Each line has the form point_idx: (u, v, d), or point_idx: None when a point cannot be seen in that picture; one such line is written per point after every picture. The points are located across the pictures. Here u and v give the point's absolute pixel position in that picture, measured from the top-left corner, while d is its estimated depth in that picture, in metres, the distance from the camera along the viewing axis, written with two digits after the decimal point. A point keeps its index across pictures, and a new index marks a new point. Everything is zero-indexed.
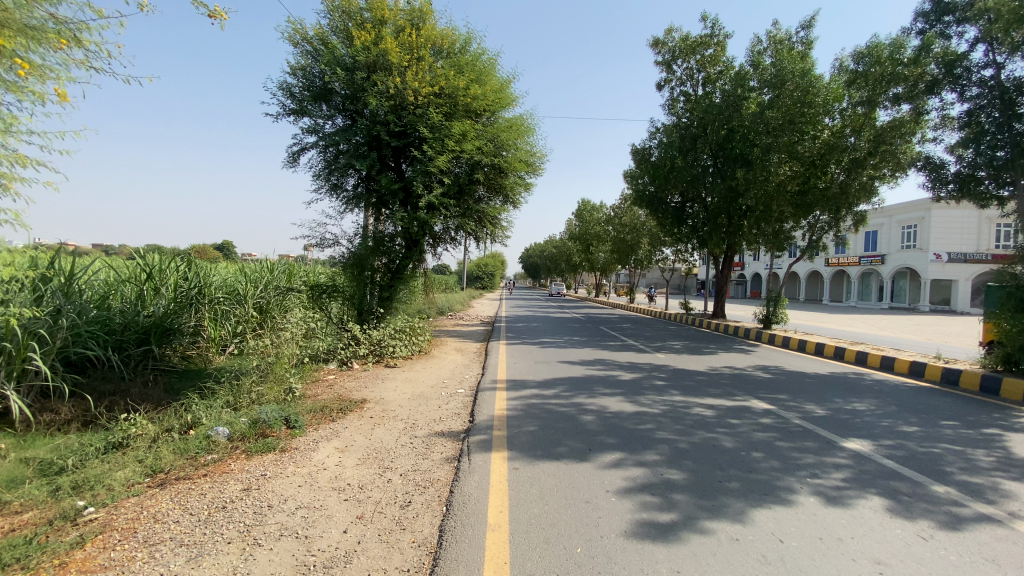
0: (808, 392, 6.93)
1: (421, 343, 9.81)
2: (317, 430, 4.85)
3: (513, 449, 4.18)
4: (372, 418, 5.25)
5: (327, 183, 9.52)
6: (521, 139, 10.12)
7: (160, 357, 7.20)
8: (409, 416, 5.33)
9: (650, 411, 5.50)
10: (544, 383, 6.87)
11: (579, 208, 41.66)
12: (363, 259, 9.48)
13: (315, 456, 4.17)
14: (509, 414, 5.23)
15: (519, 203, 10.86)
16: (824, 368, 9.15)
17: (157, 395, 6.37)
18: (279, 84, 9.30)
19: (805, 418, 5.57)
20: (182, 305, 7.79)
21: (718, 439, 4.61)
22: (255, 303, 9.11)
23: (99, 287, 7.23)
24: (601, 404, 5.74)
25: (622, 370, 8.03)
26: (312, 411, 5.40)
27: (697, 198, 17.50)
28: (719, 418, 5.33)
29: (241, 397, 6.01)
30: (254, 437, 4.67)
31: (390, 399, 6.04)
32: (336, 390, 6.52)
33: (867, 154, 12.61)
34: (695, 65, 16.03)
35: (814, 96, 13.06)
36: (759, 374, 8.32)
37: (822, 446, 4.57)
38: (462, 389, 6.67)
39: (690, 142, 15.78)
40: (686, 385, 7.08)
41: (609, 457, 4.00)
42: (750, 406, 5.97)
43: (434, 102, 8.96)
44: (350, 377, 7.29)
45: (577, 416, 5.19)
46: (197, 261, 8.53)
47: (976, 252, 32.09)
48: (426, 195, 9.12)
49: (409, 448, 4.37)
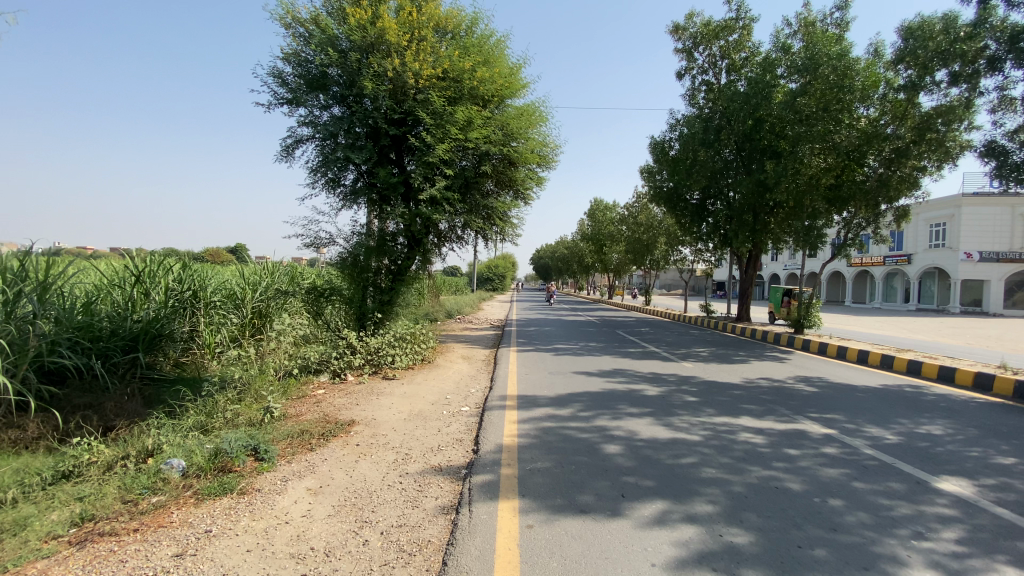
0: (867, 410, 5.98)
1: (424, 352, 8.91)
2: (291, 463, 4.05)
3: (527, 497, 3.34)
4: (358, 447, 4.43)
5: (324, 177, 8.76)
6: (533, 128, 9.28)
7: (150, 366, 6.43)
8: (401, 444, 4.50)
9: (690, 439, 4.62)
10: (560, 400, 6.03)
11: (592, 207, 40.65)
12: (361, 260, 8.73)
13: (279, 501, 3.36)
14: (520, 443, 4.40)
15: (530, 199, 10.06)
16: (874, 380, 8.15)
17: (134, 408, 5.63)
18: (271, 70, 8.57)
19: (875, 446, 4.66)
20: (172, 310, 7.03)
21: (781, 481, 3.72)
22: (253, 308, 8.30)
23: (84, 290, 6.48)
24: (629, 428, 4.89)
25: (647, 383, 7.13)
26: (288, 437, 4.61)
27: (719, 195, 16.49)
28: (774, 450, 4.44)
29: (215, 416, 5.25)
30: (213, 474, 3.87)
31: (382, 419, 5.23)
32: (324, 407, 5.71)
33: (912, 142, 11.54)
34: (718, 52, 15.08)
35: (852, 80, 11.87)
36: (803, 387, 7.36)
37: (912, 490, 3.67)
38: (467, 407, 5.84)
39: (713, 134, 14.79)
40: (724, 401, 6.17)
41: (649, 510, 3.16)
42: (805, 430, 5.06)
43: (437, 85, 8.18)
44: (342, 391, 6.48)
45: (602, 446, 4.35)
46: (191, 262, 7.75)
47: (1010, 251, 30.37)
48: (427, 189, 8.31)
49: (397, 490, 3.54)
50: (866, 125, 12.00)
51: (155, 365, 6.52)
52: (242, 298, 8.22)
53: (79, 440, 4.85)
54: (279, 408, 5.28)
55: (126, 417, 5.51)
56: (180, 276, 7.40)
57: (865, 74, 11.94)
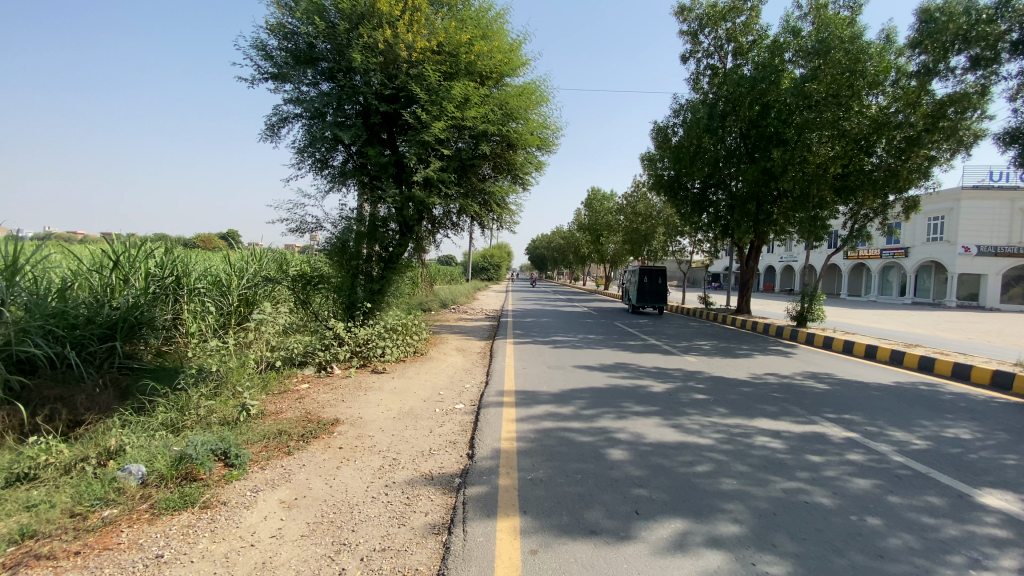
0: (885, 410, 5.64)
1: (415, 344, 8.43)
2: (265, 470, 3.65)
3: (529, 515, 2.94)
4: (341, 450, 4.03)
5: (311, 158, 8.26)
6: (533, 109, 8.81)
7: (129, 356, 5.93)
8: (388, 448, 4.09)
9: (702, 443, 4.24)
10: (561, 397, 5.63)
11: (590, 197, 40.15)
12: (350, 245, 8.20)
13: (246, 518, 2.96)
14: (519, 446, 4.01)
15: (529, 184, 9.60)
16: (886, 376, 7.80)
17: (107, 401, 5.19)
18: (254, 42, 8.00)
19: (903, 453, 4.31)
20: (153, 297, 6.50)
21: (810, 495, 3.35)
22: (238, 295, 7.78)
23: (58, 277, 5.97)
24: (635, 430, 4.50)
25: (652, 379, 6.75)
26: (263, 438, 4.21)
27: (721, 183, 16.07)
28: (795, 456, 4.07)
29: (186, 414, 4.83)
30: (176, 482, 3.46)
31: (369, 418, 4.81)
32: (306, 404, 5.27)
33: (924, 130, 11.15)
34: (724, 35, 14.58)
35: (864, 64, 11.41)
36: (814, 383, 7.01)
37: (954, 506, 3.32)
38: (461, 404, 5.43)
39: (718, 120, 14.36)
40: (734, 400, 5.80)
41: (669, 531, 2.78)
42: (825, 433, 4.71)
43: (431, 58, 7.67)
44: (327, 386, 6.05)
45: (609, 450, 3.97)
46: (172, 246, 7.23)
47: (1007, 245, 30.21)
48: (421, 170, 7.82)
49: (382, 504, 3.14)
50: (877, 113, 11.59)
51: (135, 355, 6.02)
52: (227, 285, 7.74)
53: (38, 438, 4.41)
54: (256, 405, 4.86)
55: (99, 411, 5.07)
56: (161, 261, 6.89)
57: (878, 58, 11.50)
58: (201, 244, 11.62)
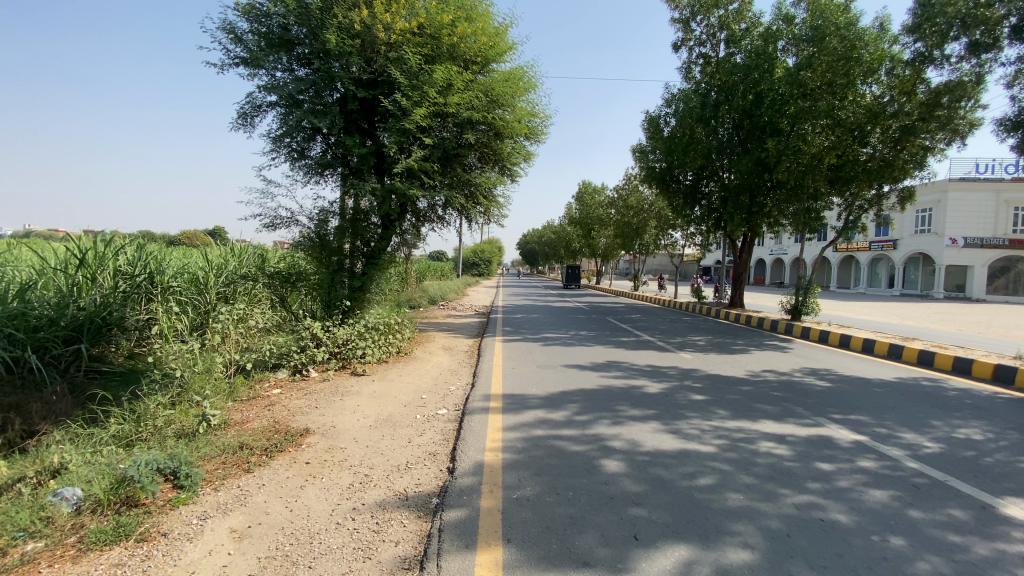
0: (891, 409, 5.35)
1: (399, 343, 7.94)
2: (218, 491, 3.26)
3: (513, 544, 2.58)
4: (307, 466, 3.64)
5: (287, 148, 7.81)
6: (520, 96, 8.41)
7: (97, 360, 5.53)
8: (361, 463, 3.70)
9: (703, 451, 3.91)
10: (551, 400, 5.28)
11: (580, 190, 39.81)
12: (329, 240, 7.73)
13: (187, 554, 2.58)
14: (505, 459, 3.66)
15: (516, 175, 9.23)
16: (887, 372, 7.54)
17: (63, 409, 4.73)
18: (223, 24, 7.51)
19: (917, 459, 4.00)
20: (123, 297, 5.99)
21: (824, 512, 3.03)
22: (216, 294, 7.26)
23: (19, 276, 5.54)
24: (631, 437, 4.16)
25: (647, 378, 6.43)
26: (220, 454, 3.81)
27: (713, 175, 15.79)
28: (803, 464, 3.76)
29: (142, 425, 4.42)
30: (115, 509, 3.08)
31: (343, 427, 4.43)
32: (276, 412, 4.86)
33: (919, 119, 10.91)
34: (717, 23, 14.25)
35: (861, 51, 11.11)
36: (814, 379, 6.73)
37: (980, 520, 3.03)
38: (444, 410, 5.06)
39: (711, 110, 14.03)
40: (734, 400, 5.48)
41: (671, 562, 2.44)
42: (833, 436, 4.41)
43: (411, 41, 7.23)
44: (301, 391, 5.63)
45: (603, 461, 3.63)
46: (144, 241, 6.74)
47: (993, 236, 30.38)
48: (403, 159, 7.38)
49: (347, 531, 2.77)
50: (871, 102, 11.33)
51: (102, 358, 5.58)
52: (205, 283, 7.25)
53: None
54: (217, 415, 4.45)
55: (54, 420, 4.64)
56: (130, 256, 6.43)
57: (873, 46, 11.22)
58: (183, 240, 11.16)
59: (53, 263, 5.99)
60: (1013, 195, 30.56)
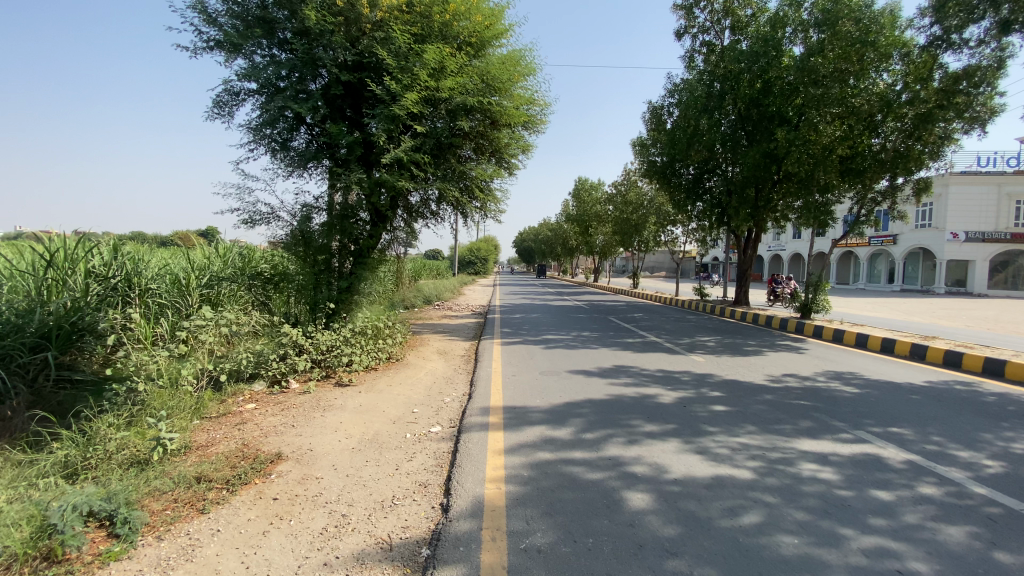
0: (935, 421, 4.82)
1: (389, 348, 7.33)
2: (162, 541, 2.68)
3: None
4: (273, 504, 3.06)
5: (267, 139, 7.20)
6: (519, 81, 7.83)
7: (71, 369, 5.00)
8: (338, 498, 3.13)
9: (739, 477, 3.37)
10: (558, 414, 4.72)
11: (577, 186, 39.32)
12: (312, 238, 7.08)
13: None
14: (509, 493, 3.10)
15: (514, 167, 8.66)
16: (915, 375, 7.02)
17: (21, 424, 4.42)
18: (194, 4, 6.88)
19: (986, 484, 3.46)
20: (96, 303, 5.38)
21: (900, 561, 2.49)
22: (198, 296, 6.74)
23: None
24: (653, 460, 3.60)
25: (660, 386, 5.88)
26: (172, 487, 3.23)
27: (717, 168, 15.28)
28: (857, 494, 3.21)
29: (90, 450, 3.83)
30: (30, 569, 2.50)
31: (321, 452, 3.84)
32: (247, 433, 4.26)
33: (936, 106, 10.41)
34: (721, 9, 13.74)
35: (875, 35, 10.57)
36: (840, 385, 6.20)
37: None
38: (437, 428, 4.48)
39: (715, 100, 13.49)
40: (760, 411, 4.93)
41: None
42: (881, 456, 3.87)
43: (400, 18, 6.67)
44: (278, 406, 5.03)
45: (623, 494, 3.07)
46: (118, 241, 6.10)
47: (994, 231, 29.98)
48: (391, 149, 6.79)
49: None
50: (884, 89, 10.85)
51: (73, 367, 5.04)
52: (186, 285, 6.65)
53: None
54: (176, 439, 3.86)
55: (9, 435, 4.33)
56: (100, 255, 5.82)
57: (888, 31, 10.71)
58: (172, 239, 10.57)
59: (18, 266, 5.38)
60: (1014, 189, 30.19)
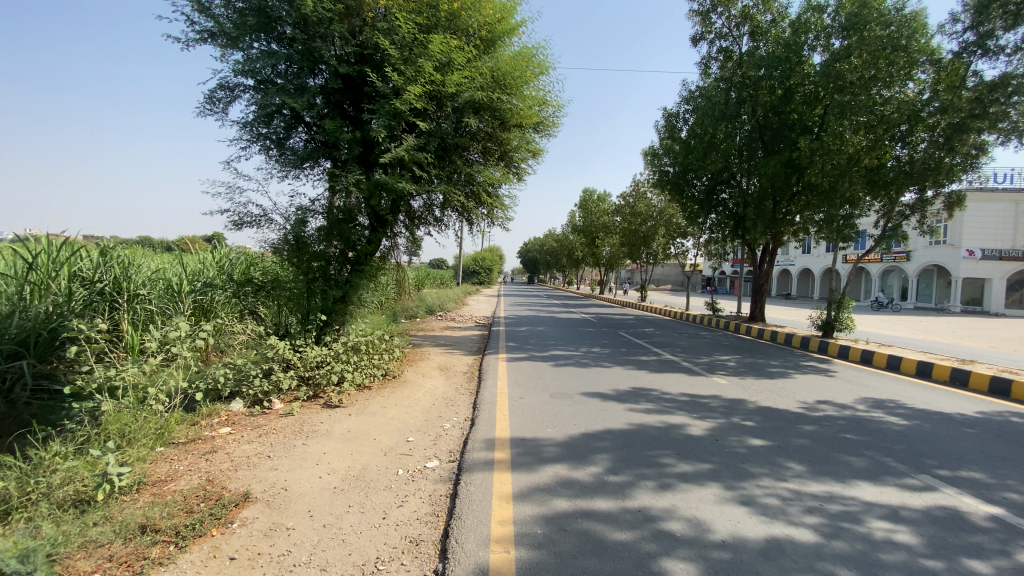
0: (1007, 463, 4.18)
1: (387, 364, 6.73)
2: None
3: None
4: (227, 567, 2.46)
5: (260, 137, 6.70)
6: (530, 80, 7.33)
7: (58, 378, 4.42)
8: (310, 559, 2.55)
9: (799, 540, 2.76)
10: (575, 448, 4.12)
11: (584, 198, 38.84)
12: (306, 243, 6.54)
13: None
14: (521, 560, 2.51)
15: (523, 172, 8.16)
16: (963, 404, 6.36)
17: None
18: None
19: None
20: (78, 309, 4.84)
21: None
22: (186, 303, 6.21)
23: None
24: (692, 514, 3.00)
25: (686, 414, 5.26)
26: (110, 540, 2.65)
27: (732, 180, 14.77)
28: (949, 566, 2.60)
29: (31, 483, 3.26)
30: None
31: (296, 493, 3.25)
32: (213, 466, 3.67)
33: (969, 116, 9.74)
34: (739, 15, 13.30)
35: (907, 40, 10.05)
36: (885, 415, 5.57)
37: None
38: (434, 463, 3.88)
39: (734, 108, 12.99)
40: (804, 447, 4.31)
41: None
42: (961, 511, 3.24)
43: (405, 7, 6.19)
44: (256, 432, 4.45)
45: (661, 565, 2.46)
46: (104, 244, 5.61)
47: (1013, 249, 29.12)
48: (393, 147, 6.25)
49: None
50: (912, 98, 10.32)
51: (53, 377, 4.44)
52: (174, 292, 6.13)
53: None
54: (128, 474, 3.28)
55: None
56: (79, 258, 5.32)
57: (919, 36, 10.19)
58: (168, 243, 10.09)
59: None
60: None
